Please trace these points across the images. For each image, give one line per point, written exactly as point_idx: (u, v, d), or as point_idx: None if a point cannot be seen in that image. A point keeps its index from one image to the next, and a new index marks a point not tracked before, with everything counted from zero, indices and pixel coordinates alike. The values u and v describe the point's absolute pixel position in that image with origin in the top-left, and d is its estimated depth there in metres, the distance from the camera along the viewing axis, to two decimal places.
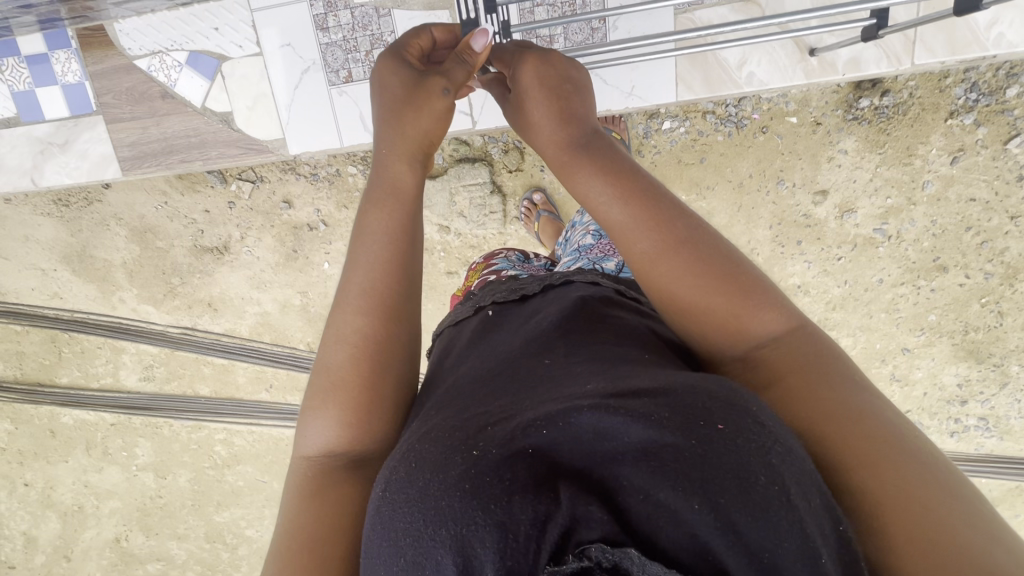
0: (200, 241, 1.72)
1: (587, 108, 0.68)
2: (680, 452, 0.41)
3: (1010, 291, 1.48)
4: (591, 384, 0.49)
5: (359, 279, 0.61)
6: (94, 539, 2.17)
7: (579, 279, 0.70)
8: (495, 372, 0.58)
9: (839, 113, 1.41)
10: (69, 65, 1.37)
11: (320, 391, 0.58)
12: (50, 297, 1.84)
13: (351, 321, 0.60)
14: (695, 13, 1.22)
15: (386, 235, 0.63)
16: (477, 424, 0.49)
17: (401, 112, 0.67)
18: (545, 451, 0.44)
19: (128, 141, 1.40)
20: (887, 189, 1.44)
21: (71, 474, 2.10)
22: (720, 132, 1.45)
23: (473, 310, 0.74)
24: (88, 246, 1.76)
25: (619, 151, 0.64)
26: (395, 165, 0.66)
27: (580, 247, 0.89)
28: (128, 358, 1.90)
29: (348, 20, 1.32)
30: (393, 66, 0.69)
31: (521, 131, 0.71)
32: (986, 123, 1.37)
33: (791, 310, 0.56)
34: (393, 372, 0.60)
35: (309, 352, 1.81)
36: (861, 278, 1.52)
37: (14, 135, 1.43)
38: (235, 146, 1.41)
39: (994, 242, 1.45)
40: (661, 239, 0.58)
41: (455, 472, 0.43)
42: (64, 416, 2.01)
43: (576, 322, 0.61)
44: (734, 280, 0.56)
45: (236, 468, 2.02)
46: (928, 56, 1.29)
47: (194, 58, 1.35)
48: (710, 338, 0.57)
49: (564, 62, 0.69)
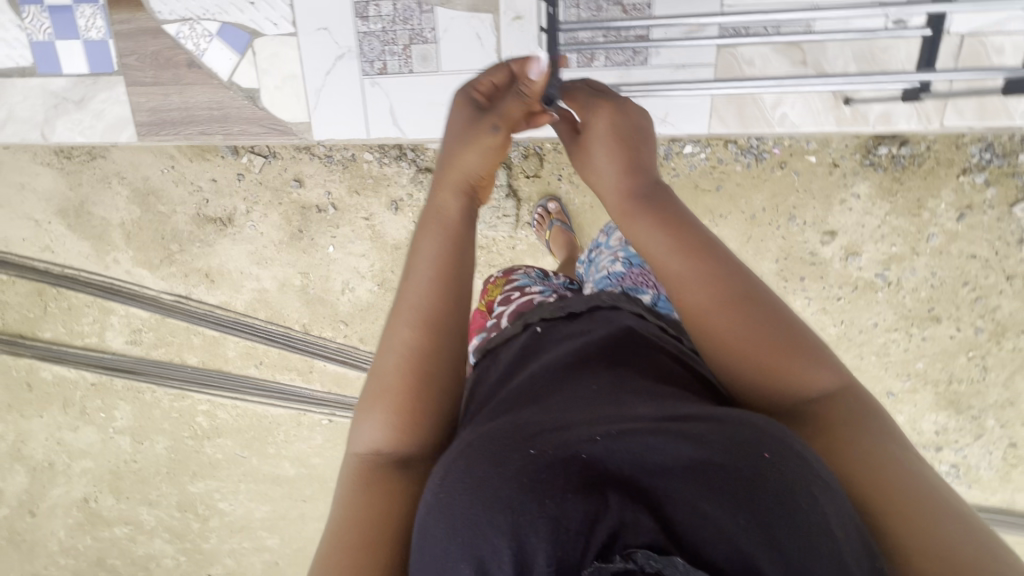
0: (205, 210, 1.69)
1: (649, 161, 0.70)
2: (725, 472, 0.45)
3: (996, 348, 1.53)
4: (642, 408, 0.53)
5: (410, 297, 0.61)
6: (62, 496, 2.14)
7: (627, 305, 0.71)
8: (545, 382, 0.60)
9: (857, 158, 1.44)
10: (94, 21, 1.33)
11: (373, 394, 0.59)
12: (42, 249, 1.79)
13: (399, 334, 0.60)
14: (738, 50, 1.23)
15: (432, 258, 0.62)
16: (534, 427, 0.52)
17: (455, 144, 0.68)
18: (600, 457, 0.48)
19: (147, 106, 1.38)
20: (893, 237, 1.48)
21: (45, 429, 2.06)
22: (739, 162, 1.47)
23: (520, 326, 0.73)
24: (87, 202, 1.72)
25: (679, 204, 0.66)
26: (443, 193, 0.66)
27: (609, 273, 0.88)
28: (116, 320, 1.86)
29: (390, 11, 1.29)
30: (460, 102, 0.71)
31: (582, 174, 0.73)
32: (996, 183, 1.41)
33: (840, 371, 0.58)
34: (440, 381, 0.59)
35: (303, 334, 1.79)
36: (856, 320, 1.56)
37: (28, 85, 1.39)
38: (259, 124, 1.38)
39: (987, 299, 1.49)
40: (716, 291, 0.60)
41: (515, 464, 0.47)
42: (44, 371, 1.97)
43: (625, 355, 0.63)
44: (787, 335, 0.58)
45: (216, 440, 2.01)
46: (958, 119, 1.32)
47: (226, 30, 1.32)
48: (760, 391, 0.58)
49: (635, 115, 0.71)
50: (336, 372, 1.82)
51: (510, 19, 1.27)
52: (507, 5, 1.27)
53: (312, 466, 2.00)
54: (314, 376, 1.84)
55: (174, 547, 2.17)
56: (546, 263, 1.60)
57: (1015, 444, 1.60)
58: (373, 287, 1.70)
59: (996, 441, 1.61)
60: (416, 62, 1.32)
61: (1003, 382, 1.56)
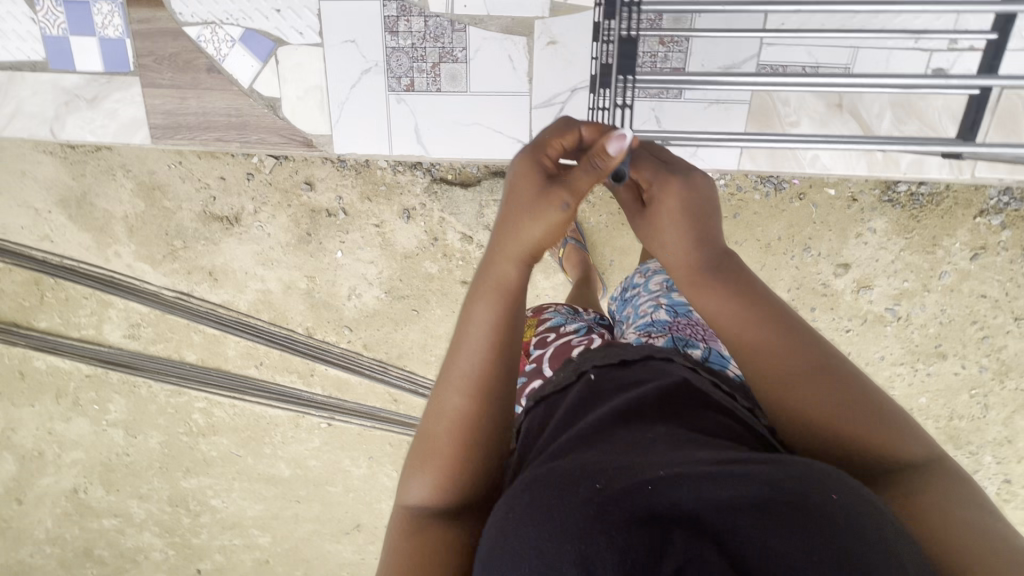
0: (211, 207, 1.65)
1: (720, 230, 0.71)
2: (789, 508, 0.46)
3: (999, 387, 1.54)
4: (701, 452, 0.53)
5: (463, 367, 0.59)
6: (51, 486, 2.11)
7: (681, 359, 0.72)
8: (609, 423, 0.61)
9: (876, 193, 1.43)
10: (110, 19, 1.37)
11: (422, 455, 0.59)
12: (40, 238, 1.74)
13: (450, 400, 0.59)
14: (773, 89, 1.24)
15: (490, 333, 0.59)
16: (595, 462, 0.54)
17: (523, 212, 0.61)
18: (663, 489, 0.49)
19: (161, 108, 1.42)
20: (905, 272, 1.48)
21: (36, 419, 2.02)
22: (758, 190, 1.46)
23: (574, 373, 0.74)
24: (89, 193, 1.67)
25: (752, 274, 0.67)
26: (502, 264, 0.61)
27: (654, 320, 0.92)
28: (115, 313, 1.82)
29: (420, 28, 1.35)
30: (528, 164, 0.63)
31: (646, 242, 0.73)
32: (1011, 225, 1.41)
33: (926, 441, 0.58)
34: (488, 444, 0.59)
35: (306, 338, 1.76)
36: (863, 353, 1.56)
37: (39, 79, 1.43)
38: (278, 133, 1.43)
39: (994, 338, 1.50)
40: (787, 361, 0.62)
41: (579, 497, 0.49)
42: (38, 360, 1.93)
43: (679, 407, 0.63)
44: (865, 403, 0.59)
45: (212, 438, 1.98)
46: (988, 170, 1.34)
47: (249, 37, 1.37)
48: (841, 454, 0.59)
49: (706, 187, 0.71)
50: (338, 376, 1.80)
51: (544, 43, 1.33)
52: (542, 29, 1.33)
53: (308, 468, 1.97)
54: (315, 380, 1.82)
55: (164, 541, 2.14)
56: (560, 281, 1.58)
57: (1010, 480, 1.62)
58: (380, 294, 1.68)
59: (991, 476, 1.63)
60: (445, 80, 1.38)
61: (1003, 421, 1.57)
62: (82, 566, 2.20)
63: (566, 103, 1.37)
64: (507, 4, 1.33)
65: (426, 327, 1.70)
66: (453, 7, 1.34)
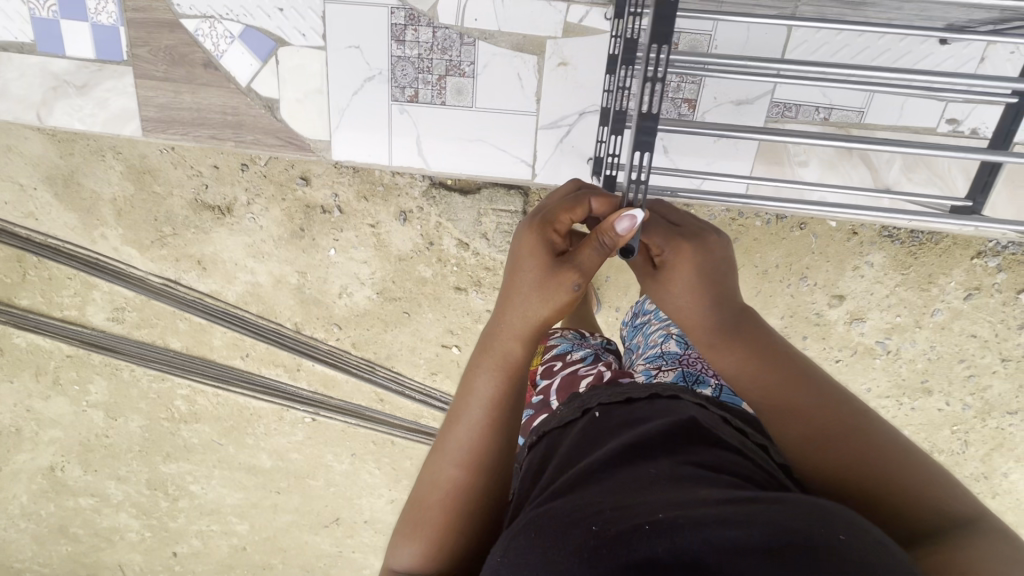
0: (203, 196, 1.61)
1: (734, 290, 0.74)
2: (797, 547, 0.42)
3: (981, 425, 1.55)
4: (704, 492, 0.50)
5: (462, 434, 0.66)
6: (27, 462, 2.03)
7: (688, 397, 0.68)
8: (612, 458, 0.58)
9: (876, 228, 1.43)
10: (106, 6, 1.33)
11: (411, 521, 0.65)
12: (25, 216, 1.69)
13: (445, 469, 0.65)
14: (784, 124, 1.21)
15: (489, 403, 0.66)
16: (594, 505, 0.51)
17: (531, 291, 0.68)
18: (663, 530, 0.46)
19: (155, 101, 1.38)
20: (899, 308, 1.48)
21: (14, 396, 1.95)
22: (760, 218, 1.45)
23: (577, 410, 0.71)
24: (77, 173, 1.62)
25: (770, 334, 0.72)
26: (506, 338, 0.68)
27: (664, 353, 0.91)
28: (99, 295, 1.77)
29: (428, 38, 1.33)
30: (537, 240, 0.69)
31: (660, 303, 0.75)
32: (1007, 269, 1.41)
33: (967, 502, 0.54)
34: (479, 504, 0.65)
35: (293, 332, 1.73)
36: (850, 383, 1.57)
37: (26, 62, 1.38)
38: (274, 135, 1.39)
39: (980, 377, 1.51)
40: (817, 421, 0.63)
41: (573, 542, 0.48)
42: (17, 338, 1.86)
43: (685, 446, 0.59)
44: (900, 455, 0.58)
45: (193, 426, 1.93)
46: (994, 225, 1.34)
47: (248, 34, 1.33)
48: (879, 501, 0.56)
49: (717, 250, 0.73)
50: (325, 372, 1.77)
51: (555, 64, 1.32)
52: (554, 50, 1.32)
53: (289, 460, 1.94)
54: (301, 375, 1.79)
55: (140, 523, 2.09)
56: None
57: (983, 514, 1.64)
58: (371, 295, 1.66)
59: None
60: (451, 94, 1.36)
61: (982, 458, 1.58)
62: (55, 543, 2.13)
63: (573, 127, 1.36)
64: (519, 23, 1.31)
65: (416, 330, 1.68)
66: (463, 20, 1.31)
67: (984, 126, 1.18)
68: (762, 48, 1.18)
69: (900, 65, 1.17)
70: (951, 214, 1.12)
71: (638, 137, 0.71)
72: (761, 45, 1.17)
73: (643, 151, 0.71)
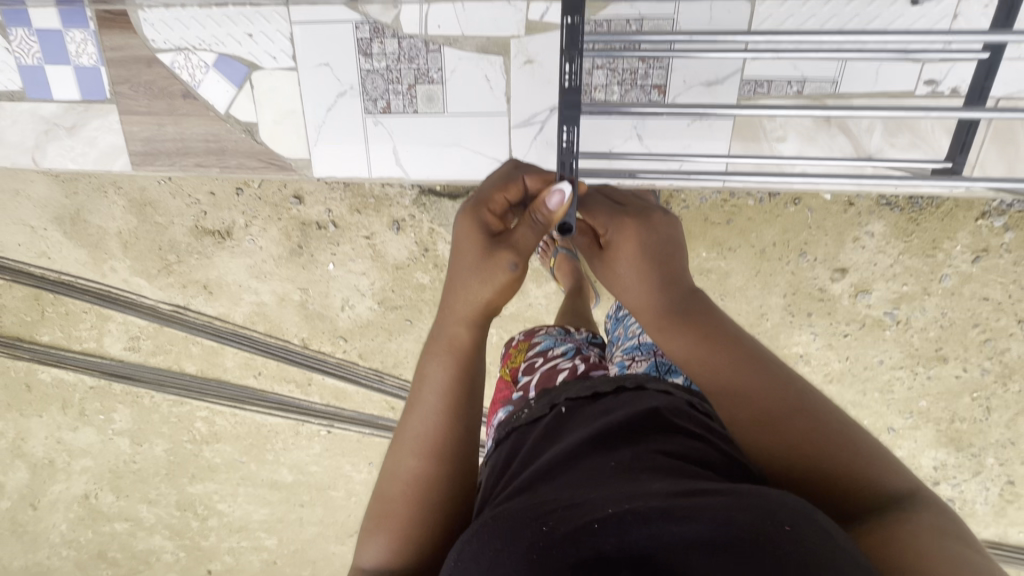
0: (203, 222, 1.65)
1: (684, 271, 0.75)
2: (743, 540, 0.43)
3: (1002, 389, 1.50)
4: (657, 483, 0.50)
5: (417, 424, 0.68)
6: (62, 492, 2.09)
7: (652, 386, 0.69)
8: (574, 453, 0.58)
9: (872, 197, 1.40)
10: (86, 48, 1.37)
11: (377, 516, 0.67)
12: (38, 255, 1.74)
13: (406, 462, 0.67)
14: (758, 101, 1.20)
15: (442, 390, 0.68)
16: (551, 505, 0.51)
17: (469, 274, 0.70)
18: (613, 528, 0.46)
19: (141, 136, 1.42)
20: (903, 276, 1.44)
21: (45, 429, 2.01)
22: (752, 197, 1.44)
23: (546, 407, 0.71)
24: (83, 210, 1.68)
25: (719, 313, 0.71)
26: (452, 323, 0.71)
27: (642, 344, 0.91)
28: (113, 326, 1.82)
29: (394, 50, 1.34)
30: (470, 222, 0.72)
31: (609, 286, 0.77)
32: (1014, 227, 1.37)
33: (904, 472, 0.56)
34: (439, 501, 0.66)
35: (301, 348, 1.76)
36: (862, 357, 1.54)
37: (19, 109, 1.44)
38: (257, 157, 1.43)
39: (996, 341, 1.46)
40: (768, 401, 0.62)
41: (524, 540, 0.47)
42: (42, 373, 1.92)
43: (648, 435, 0.59)
44: (842, 433, 0.59)
45: (215, 445, 1.97)
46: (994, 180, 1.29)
47: (223, 62, 1.36)
48: (831, 481, 0.56)
49: (662, 228, 0.76)
50: (335, 385, 1.80)
51: (522, 62, 1.32)
52: (518, 49, 1.32)
53: (309, 474, 1.98)
54: (313, 389, 1.82)
55: (173, 544, 2.14)
56: (552, 287, 1.54)
57: (1013, 481, 1.58)
58: (373, 305, 1.68)
59: (994, 478, 1.59)
60: (423, 102, 1.37)
61: (1007, 423, 1.53)
62: (96, 568, 2.19)
63: (546, 123, 1.36)
64: (483, 26, 1.31)
65: (420, 337, 1.70)
66: (427, 28, 1.33)
67: (964, 84, 1.16)
68: (726, 27, 1.17)
69: (872, 29, 1.15)
70: (933, 177, 1.09)
71: (565, 112, 0.78)
72: (726, 23, 1.17)
73: (570, 125, 0.78)
